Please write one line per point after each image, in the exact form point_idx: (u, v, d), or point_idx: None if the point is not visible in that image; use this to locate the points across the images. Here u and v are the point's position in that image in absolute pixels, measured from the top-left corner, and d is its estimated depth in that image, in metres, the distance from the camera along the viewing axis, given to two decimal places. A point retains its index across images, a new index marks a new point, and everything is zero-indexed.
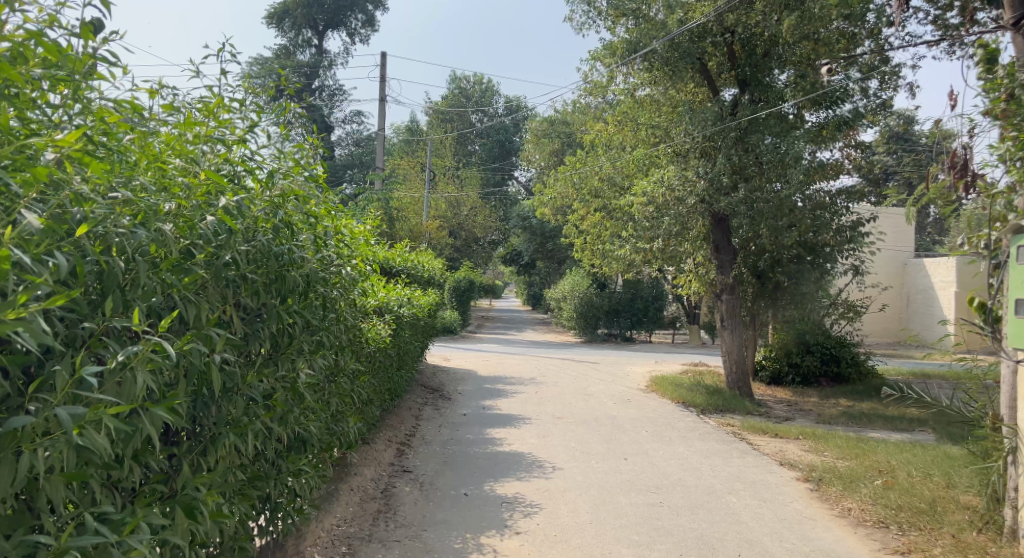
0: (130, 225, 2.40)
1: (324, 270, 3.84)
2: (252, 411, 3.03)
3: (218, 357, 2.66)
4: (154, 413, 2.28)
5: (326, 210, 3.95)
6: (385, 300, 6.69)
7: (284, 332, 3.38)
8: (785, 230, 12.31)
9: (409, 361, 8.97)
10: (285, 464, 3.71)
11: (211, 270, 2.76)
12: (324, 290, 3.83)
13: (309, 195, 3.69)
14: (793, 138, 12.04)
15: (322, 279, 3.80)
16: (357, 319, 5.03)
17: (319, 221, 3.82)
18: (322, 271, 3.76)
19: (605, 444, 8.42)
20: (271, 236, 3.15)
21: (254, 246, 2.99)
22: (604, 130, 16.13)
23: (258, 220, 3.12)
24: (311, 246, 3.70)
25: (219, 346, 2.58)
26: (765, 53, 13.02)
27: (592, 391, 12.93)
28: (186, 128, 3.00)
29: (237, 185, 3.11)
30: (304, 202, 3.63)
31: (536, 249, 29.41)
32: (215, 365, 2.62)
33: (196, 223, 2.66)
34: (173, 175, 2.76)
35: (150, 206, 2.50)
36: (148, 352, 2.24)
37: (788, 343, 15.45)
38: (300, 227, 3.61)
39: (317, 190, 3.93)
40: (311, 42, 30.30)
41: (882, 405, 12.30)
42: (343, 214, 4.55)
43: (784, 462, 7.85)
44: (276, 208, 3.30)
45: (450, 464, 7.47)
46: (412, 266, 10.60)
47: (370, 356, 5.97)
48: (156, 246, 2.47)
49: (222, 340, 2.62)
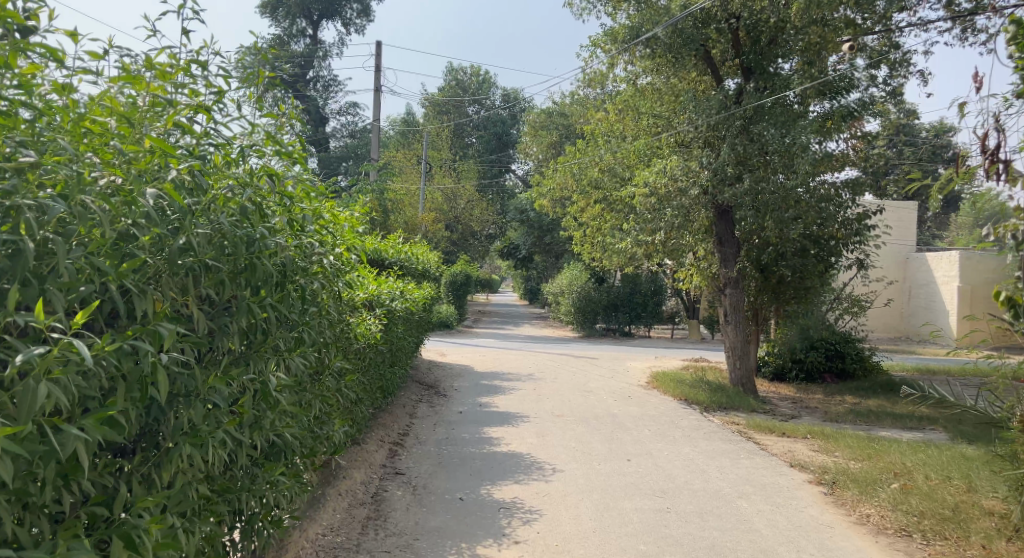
0: (44, 197, 2.10)
1: (303, 259, 3.46)
2: (215, 419, 2.67)
3: (167, 357, 2.30)
4: (71, 429, 1.94)
5: (304, 193, 3.61)
6: (375, 294, 6.33)
7: (256, 328, 3.02)
8: (792, 223, 11.93)
9: (402, 357, 8.61)
10: (261, 474, 3.37)
11: (161, 256, 2.44)
12: (303, 282, 3.46)
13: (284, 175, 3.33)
14: (799, 128, 11.71)
15: (300, 269, 3.43)
16: (342, 315, 4.67)
17: (296, 204, 3.46)
18: (300, 260, 3.39)
19: (607, 445, 8.07)
20: (236, 217, 2.81)
21: (215, 228, 2.64)
22: (604, 120, 15.77)
23: (220, 200, 2.79)
24: (288, 231, 3.34)
25: (164, 345, 2.23)
26: (771, 40, 12.63)
27: (591, 387, 12.59)
28: (133, 89, 2.70)
29: (195, 157, 2.78)
30: (277, 182, 3.28)
31: (534, 242, 29.03)
32: (162, 367, 2.26)
33: (136, 198, 2.34)
34: (110, 141, 2.46)
35: (73, 175, 2.20)
36: (54, 355, 1.90)
37: (792, 338, 15.10)
38: (273, 209, 3.26)
39: (294, 170, 3.58)
40: (305, 33, 29.85)
41: (890, 403, 11.97)
42: (327, 199, 4.19)
43: (794, 463, 7.50)
44: (244, 186, 2.95)
45: (445, 465, 7.11)
46: (406, 258, 10.24)
47: (358, 353, 5.62)
48: (83, 225, 2.16)
49: (169, 336, 2.27)
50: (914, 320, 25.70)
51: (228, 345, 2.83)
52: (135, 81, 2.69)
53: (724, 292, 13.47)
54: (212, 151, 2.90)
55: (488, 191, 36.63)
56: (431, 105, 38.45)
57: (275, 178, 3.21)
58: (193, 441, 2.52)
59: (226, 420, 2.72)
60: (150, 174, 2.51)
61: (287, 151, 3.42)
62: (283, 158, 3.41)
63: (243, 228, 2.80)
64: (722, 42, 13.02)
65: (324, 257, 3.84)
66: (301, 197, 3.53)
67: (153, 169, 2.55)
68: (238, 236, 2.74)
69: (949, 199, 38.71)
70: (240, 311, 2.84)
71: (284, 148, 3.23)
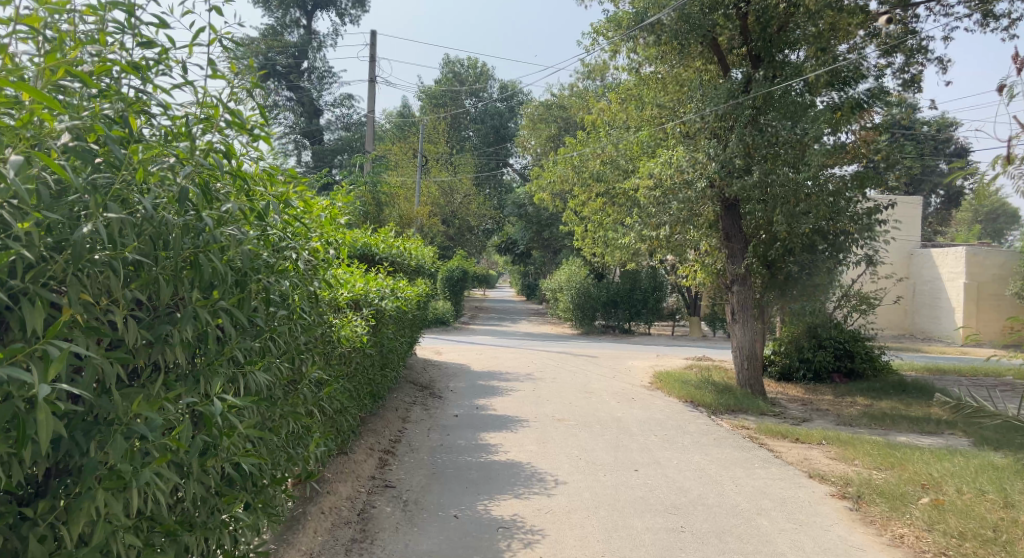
0: None
1: (266, 255, 2.94)
2: (142, 455, 2.18)
3: (57, 385, 1.86)
4: None
5: (268, 178, 3.12)
6: (362, 292, 5.82)
7: (205, 335, 2.52)
8: (804, 217, 11.45)
9: (393, 360, 8.10)
10: (223, 508, 2.85)
11: (57, 252, 1.99)
12: (267, 281, 2.94)
13: (241, 154, 2.80)
14: (812, 118, 11.15)
15: (263, 265, 2.90)
16: (320, 316, 4.15)
17: (257, 190, 2.94)
18: (260, 257, 2.86)
19: (612, 453, 7.58)
20: (164, 200, 2.30)
21: (131, 213, 2.16)
22: (606, 110, 15.32)
23: (144, 175, 2.29)
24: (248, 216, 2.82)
25: (50, 371, 1.80)
26: (781, 26, 12.09)
27: (593, 388, 12.08)
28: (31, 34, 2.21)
29: (111, 120, 2.28)
30: (231, 157, 2.75)
31: (533, 237, 28.53)
32: (46, 395, 1.82)
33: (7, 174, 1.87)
34: None
35: None
36: None
37: (799, 337, 14.59)
38: (228, 190, 2.74)
39: (255, 151, 3.05)
40: (299, 23, 29.25)
41: (904, 405, 11.48)
42: (303, 187, 3.66)
43: (812, 473, 7.00)
44: (182, 160, 2.45)
45: (438, 477, 6.60)
46: (399, 253, 9.71)
47: (341, 356, 5.12)
48: None
49: (60, 357, 1.85)
50: (920, 318, 25.21)
51: (171, 358, 2.35)
52: (34, 23, 2.20)
53: (731, 289, 12.98)
54: (146, 122, 2.43)
55: (486, 185, 36.08)
56: (428, 97, 37.85)
57: (230, 157, 2.73)
58: (104, 488, 2.05)
59: (160, 454, 2.25)
60: (35, 142, 2.03)
61: (248, 127, 2.92)
62: (244, 135, 2.92)
63: (181, 216, 2.32)
64: (729, 29, 12.48)
65: (297, 253, 3.35)
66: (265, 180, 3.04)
67: (43, 138, 2.06)
68: (170, 224, 2.25)
69: (950, 193, 38.25)
70: (184, 316, 2.35)
71: (244, 122, 2.75)
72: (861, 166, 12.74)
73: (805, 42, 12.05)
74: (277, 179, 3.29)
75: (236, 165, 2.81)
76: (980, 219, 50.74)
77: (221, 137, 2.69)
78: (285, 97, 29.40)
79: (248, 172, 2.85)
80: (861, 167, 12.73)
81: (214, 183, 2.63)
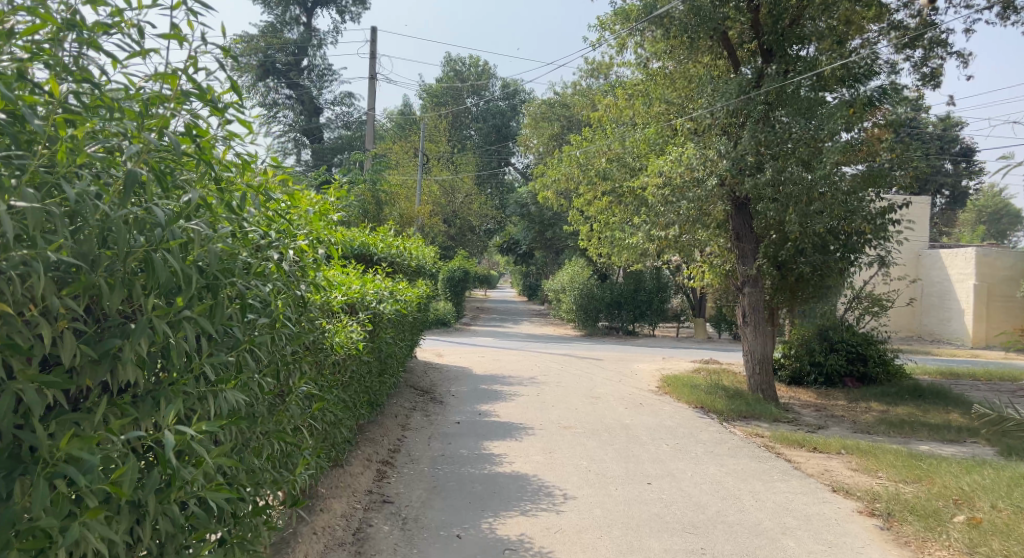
0: None
1: (238, 255, 2.57)
2: (73, 498, 1.86)
3: None
4: None
5: (247, 166, 2.75)
6: (359, 295, 5.44)
7: (166, 348, 2.18)
8: (817, 216, 11.05)
9: (393, 365, 7.78)
10: (193, 546, 2.45)
11: None
12: (243, 285, 2.57)
13: (211, 136, 2.43)
14: (827, 114, 10.88)
15: (236, 268, 2.53)
16: (310, 322, 3.77)
17: (230, 180, 2.57)
18: (229, 257, 2.49)
19: (623, 464, 7.19)
20: (105, 190, 1.96)
21: (57, 202, 1.82)
22: (613, 106, 14.94)
23: (78, 157, 1.95)
24: (217, 208, 2.45)
25: None
26: (794, 19, 11.75)
27: (599, 393, 11.68)
28: None
29: (37, 89, 1.94)
30: (200, 138, 2.37)
31: (535, 237, 28.10)
32: None
33: None
34: None
35: None
36: None
37: (810, 340, 14.15)
38: (196, 175, 2.37)
39: (231, 133, 2.68)
40: (299, 20, 28.71)
41: (921, 411, 11.11)
42: (287, 179, 3.27)
43: (836, 486, 6.60)
44: (131, 140, 2.09)
45: (439, 491, 6.21)
46: (398, 254, 9.32)
47: (335, 365, 4.77)
48: None
49: None
50: (928, 319, 24.81)
51: (122, 377, 2.01)
52: None
53: (742, 291, 12.61)
54: (92, 94, 2.08)
55: (487, 184, 35.70)
56: (429, 95, 37.51)
57: (198, 137, 2.37)
58: (21, 549, 1.76)
59: (99, 499, 1.95)
60: None
61: (224, 106, 2.55)
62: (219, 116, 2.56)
63: (128, 207, 1.98)
64: (740, 22, 12.09)
65: (282, 251, 2.98)
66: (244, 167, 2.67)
67: None
68: (112, 218, 1.91)
69: (956, 193, 37.87)
70: (138, 328, 2.01)
71: (215, 98, 2.38)
72: (864, 167, 11.70)
73: (820, 34, 11.64)
74: (256, 168, 2.92)
75: (207, 147, 2.44)
76: (982, 218, 50.56)
77: (188, 115, 2.33)
78: (285, 95, 29.06)
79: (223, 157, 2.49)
80: (864, 168, 11.69)
81: (173, 167, 2.26)
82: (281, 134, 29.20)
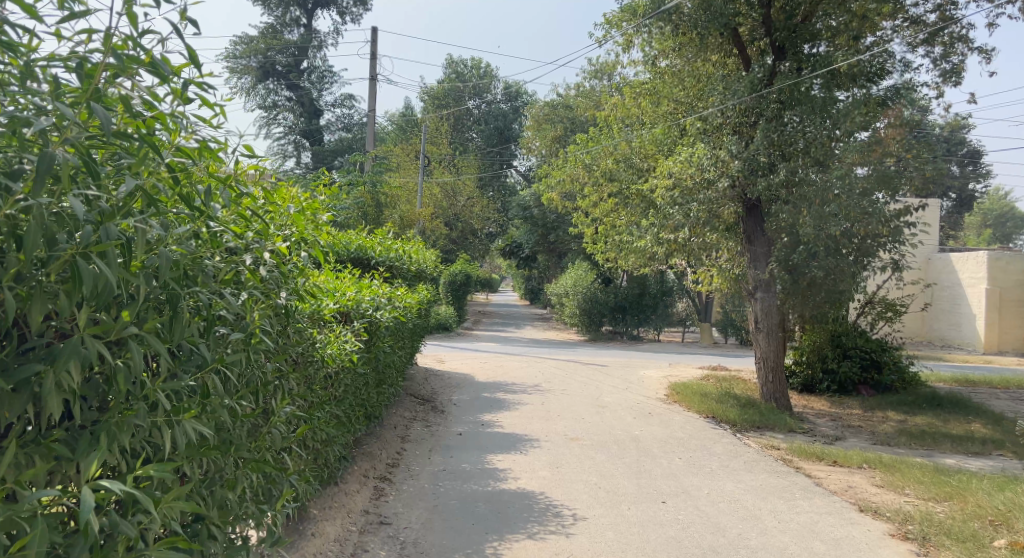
0: None
1: (197, 258, 2.21)
2: None
3: None
4: None
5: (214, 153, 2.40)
6: (354, 301, 5.06)
7: (99, 375, 1.86)
8: (832, 219, 10.40)
9: (393, 374, 7.49)
10: None
11: None
12: (206, 292, 2.21)
13: (163, 116, 2.08)
14: (842, 113, 10.59)
15: (193, 273, 2.18)
16: (293, 334, 3.41)
17: (191, 168, 2.21)
18: (188, 257, 2.14)
19: (636, 480, 6.79)
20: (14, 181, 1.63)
21: None
22: (618, 105, 14.55)
23: None
24: (169, 201, 2.10)
25: None
26: (806, 16, 11.40)
27: (606, 402, 11.28)
28: None
29: None
30: (147, 119, 2.03)
31: (538, 240, 27.69)
32: None
33: None
34: None
35: None
36: None
37: (822, 346, 13.71)
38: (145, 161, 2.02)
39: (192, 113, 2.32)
40: (300, 22, 28.24)
41: (941, 421, 10.71)
42: (259, 175, 2.91)
43: (862, 506, 6.20)
44: (54, 116, 1.75)
45: (440, 511, 5.81)
46: (398, 257, 8.91)
47: (326, 379, 4.38)
48: None
49: None
50: (937, 324, 24.40)
51: (44, 412, 1.69)
52: None
53: (753, 296, 12.19)
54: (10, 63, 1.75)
55: (490, 187, 35.39)
56: (430, 98, 37.24)
57: (147, 115, 2.02)
58: None
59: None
60: None
61: (182, 82, 2.20)
62: (176, 94, 2.22)
63: (47, 207, 1.65)
64: (751, 20, 11.74)
65: (257, 254, 2.63)
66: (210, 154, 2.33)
67: None
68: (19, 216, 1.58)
69: (962, 197, 37.44)
70: (65, 350, 1.68)
71: (167, 68, 2.03)
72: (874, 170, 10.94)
73: (837, 30, 11.34)
74: (227, 157, 2.57)
75: (161, 128, 2.10)
76: (988, 223, 50.27)
77: (133, 88, 1.99)
78: (285, 97, 28.69)
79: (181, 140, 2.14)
80: (874, 171, 10.94)
81: (117, 151, 1.93)
82: (281, 136, 28.84)
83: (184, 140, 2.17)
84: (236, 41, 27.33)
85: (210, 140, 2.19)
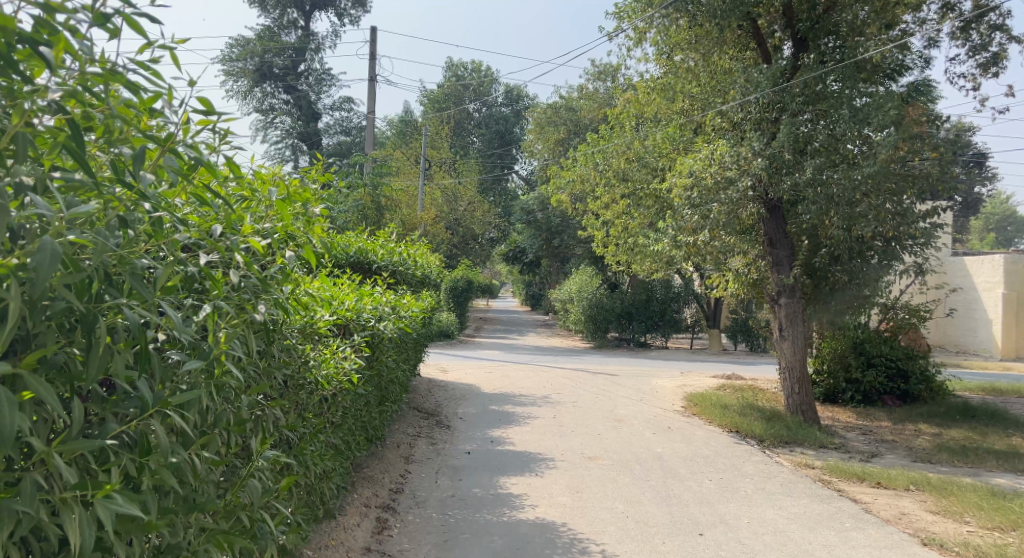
0: None
1: (124, 248, 1.65)
2: None
3: None
4: None
5: (149, 103, 1.87)
6: (353, 310, 4.42)
7: None
8: (863, 220, 9.96)
9: (393, 391, 6.53)
10: None
11: None
12: (129, 302, 1.63)
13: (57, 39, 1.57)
14: (872, 107, 9.85)
15: (116, 271, 1.61)
16: (276, 361, 2.79)
17: (104, 119, 1.69)
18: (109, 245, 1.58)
19: (668, 507, 6.13)
20: None
21: None
22: (629, 102, 13.94)
23: None
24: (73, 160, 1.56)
25: None
26: (829, 6, 10.77)
27: (621, 414, 10.61)
28: None
29: None
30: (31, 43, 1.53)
31: (542, 245, 27.02)
32: None
33: None
34: None
35: None
36: None
37: (844, 354, 12.96)
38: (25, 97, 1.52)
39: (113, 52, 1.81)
40: (297, 23, 27.53)
41: (980, 434, 10.04)
42: (224, 161, 2.35)
43: (925, 538, 5.53)
44: None
45: (450, 546, 5.15)
46: (401, 261, 8.24)
47: (320, 403, 3.72)
48: None
49: None
50: (951, 330, 23.73)
51: None
52: None
53: (778, 303, 11.43)
54: None
55: (488, 192, 34.86)
56: (430, 101, 36.80)
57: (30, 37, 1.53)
58: None
59: None
60: None
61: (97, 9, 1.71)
62: (90, 23, 1.73)
63: None
64: (772, 9, 11.10)
65: (227, 250, 2.06)
66: (139, 103, 1.79)
67: None
68: None
69: (969, 201, 36.70)
70: None
71: None
72: (905, 173, 10.41)
73: (869, 19, 10.61)
74: (176, 119, 2.05)
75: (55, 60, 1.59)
76: (991, 227, 49.89)
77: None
78: (282, 99, 28.16)
79: (93, 79, 1.63)
80: (905, 175, 10.44)
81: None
82: (278, 140, 28.21)
83: (100, 81, 1.66)
84: (232, 43, 26.79)
85: (131, 83, 1.66)
